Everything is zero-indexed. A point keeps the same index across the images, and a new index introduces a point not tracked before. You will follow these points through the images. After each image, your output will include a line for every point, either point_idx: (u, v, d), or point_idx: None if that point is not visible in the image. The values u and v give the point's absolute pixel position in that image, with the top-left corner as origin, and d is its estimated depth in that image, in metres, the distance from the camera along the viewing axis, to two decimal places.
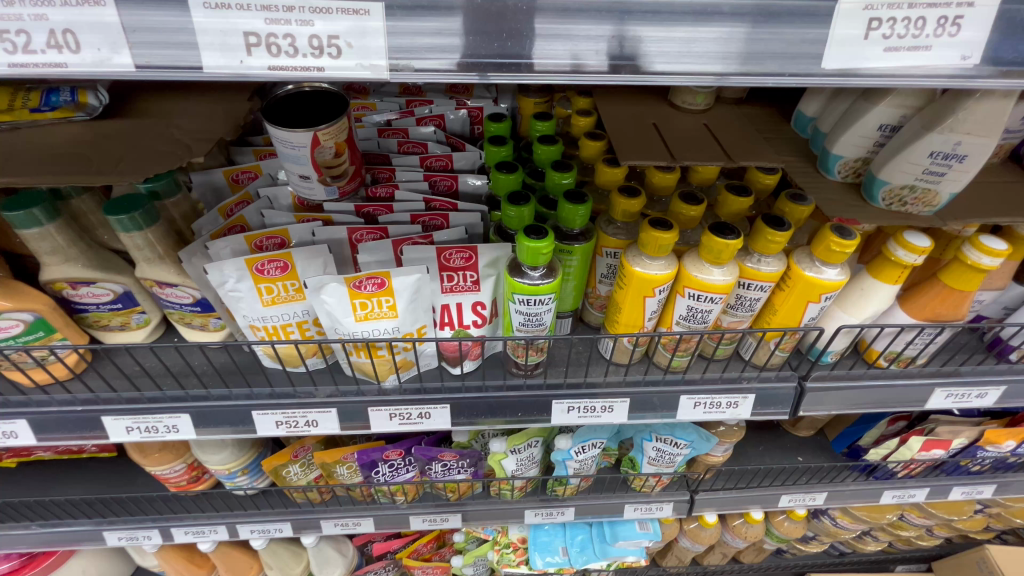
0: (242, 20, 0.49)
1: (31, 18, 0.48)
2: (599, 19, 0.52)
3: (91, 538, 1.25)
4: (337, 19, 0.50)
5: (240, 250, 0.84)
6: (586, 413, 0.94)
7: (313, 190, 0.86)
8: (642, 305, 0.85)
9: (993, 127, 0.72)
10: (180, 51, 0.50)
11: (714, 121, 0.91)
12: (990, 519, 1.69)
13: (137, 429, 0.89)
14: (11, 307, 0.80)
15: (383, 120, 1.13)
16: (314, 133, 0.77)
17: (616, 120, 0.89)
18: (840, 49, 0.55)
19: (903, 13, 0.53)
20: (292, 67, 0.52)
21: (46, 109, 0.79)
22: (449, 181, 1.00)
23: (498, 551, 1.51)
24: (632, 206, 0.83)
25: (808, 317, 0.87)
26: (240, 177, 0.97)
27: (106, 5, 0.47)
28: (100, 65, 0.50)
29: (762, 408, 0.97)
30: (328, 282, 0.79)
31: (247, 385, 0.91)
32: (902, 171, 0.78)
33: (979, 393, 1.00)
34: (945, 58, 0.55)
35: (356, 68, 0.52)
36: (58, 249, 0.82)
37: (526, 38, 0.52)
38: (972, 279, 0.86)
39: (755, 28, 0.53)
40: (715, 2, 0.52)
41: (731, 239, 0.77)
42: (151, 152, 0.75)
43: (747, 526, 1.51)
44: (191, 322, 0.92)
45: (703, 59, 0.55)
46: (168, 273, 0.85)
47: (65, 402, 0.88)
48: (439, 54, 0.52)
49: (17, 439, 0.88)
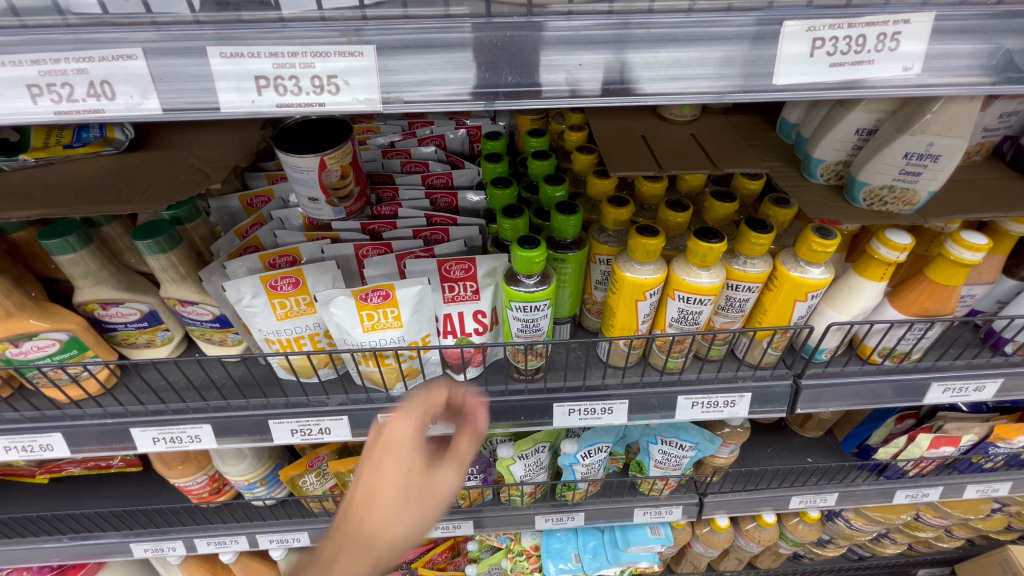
0: (254, 65, 0.55)
1: (74, 72, 0.54)
2: (567, 50, 0.57)
3: (120, 550, 1.30)
4: (334, 60, 0.55)
5: (255, 268, 0.90)
6: (586, 415, 0.98)
7: (322, 211, 0.93)
8: (635, 309, 0.89)
9: (963, 128, 0.76)
10: (199, 95, 0.56)
11: (701, 130, 0.95)
12: (1011, 519, 1.66)
13: (162, 439, 0.95)
14: (49, 327, 0.87)
15: (387, 142, 1.20)
16: (321, 158, 0.83)
17: (606, 134, 0.94)
18: (789, 67, 0.59)
19: (845, 32, 0.57)
20: (296, 104, 0.57)
21: (78, 144, 0.87)
22: (449, 198, 1.06)
23: (511, 559, 1.54)
24: (621, 215, 0.87)
25: (798, 316, 0.90)
26: (254, 201, 1.04)
27: (138, 57, 0.54)
28: (133, 110, 0.56)
29: (759, 407, 1.00)
30: (336, 295, 0.85)
31: (263, 396, 0.96)
32: (880, 173, 0.81)
33: (977, 386, 1.02)
34: (889, 70, 0.59)
35: (354, 102, 0.57)
36: (90, 273, 0.89)
37: (502, 69, 0.57)
38: (956, 274, 0.88)
39: (714, 52, 0.58)
40: (672, 30, 0.56)
41: (715, 243, 0.80)
42: (172, 182, 0.81)
43: (761, 530, 1.51)
44: (210, 337, 0.98)
45: (666, 81, 0.59)
46: (190, 292, 0.91)
47: (97, 415, 0.94)
48: (422, 86, 0.57)
49: (53, 452, 0.95)
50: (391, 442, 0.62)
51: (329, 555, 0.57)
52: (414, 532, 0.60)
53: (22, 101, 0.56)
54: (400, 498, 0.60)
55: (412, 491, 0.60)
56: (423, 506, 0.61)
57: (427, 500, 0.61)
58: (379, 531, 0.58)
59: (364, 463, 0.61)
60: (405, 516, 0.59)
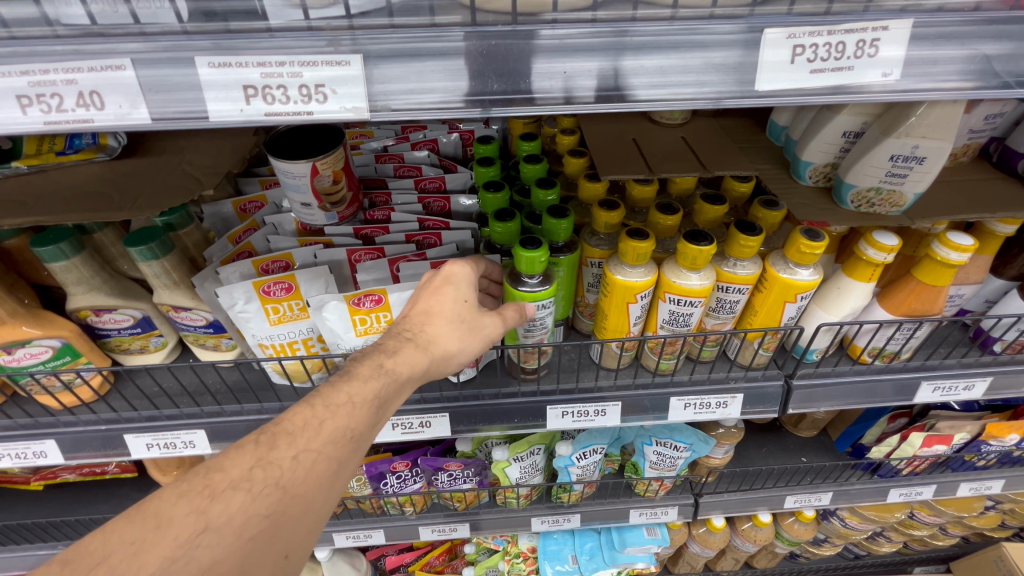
0: (242, 74, 0.55)
1: (63, 83, 0.54)
2: (552, 58, 0.57)
3: None
4: (322, 69, 0.56)
5: (248, 274, 0.90)
6: (579, 417, 0.99)
7: (314, 216, 0.93)
8: (626, 311, 0.89)
9: (947, 131, 0.77)
10: (187, 104, 0.56)
11: (691, 133, 0.96)
12: (1004, 516, 1.67)
13: (156, 445, 0.95)
14: (41, 335, 0.87)
15: (380, 147, 1.20)
16: (313, 164, 0.84)
17: (597, 138, 0.95)
18: (771, 74, 0.59)
19: (825, 39, 0.58)
20: (284, 112, 0.58)
21: (70, 152, 0.87)
22: (442, 202, 1.06)
23: (508, 561, 1.54)
24: (612, 219, 0.88)
25: (788, 317, 0.91)
26: (248, 207, 1.04)
27: (126, 68, 0.54)
28: (122, 119, 0.56)
29: (752, 408, 1.01)
30: (329, 300, 0.85)
31: (257, 401, 0.96)
32: (867, 175, 0.82)
33: (966, 385, 1.02)
34: (869, 76, 0.60)
35: (341, 110, 0.58)
36: (83, 280, 0.89)
37: (488, 77, 0.57)
38: (943, 274, 0.89)
39: (698, 60, 0.58)
40: (656, 38, 0.57)
41: (704, 245, 0.81)
42: (165, 188, 0.82)
43: (757, 529, 1.53)
44: (204, 342, 0.98)
45: (651, 87, 0.60)
46: (184, 298, 0.91)
47: (91, 421, 0.94)
48: (409, 95, 0.58)
49: (47, 458, 0.95)
50: (452, 276, 0.75)
51: (398, 343, 0.67)
52: (464, 353, 0.73)
53: (11, 111, 0.56)
54: (457, 316, 0.72)
55: (464, 317, 0.72)
56: (473, 338, 0.73)
57: (477, 334, 0.73)
58: (439, 339, 0.70)
59: (427, 287, 0.74)
60: (457, 333, 0.72)
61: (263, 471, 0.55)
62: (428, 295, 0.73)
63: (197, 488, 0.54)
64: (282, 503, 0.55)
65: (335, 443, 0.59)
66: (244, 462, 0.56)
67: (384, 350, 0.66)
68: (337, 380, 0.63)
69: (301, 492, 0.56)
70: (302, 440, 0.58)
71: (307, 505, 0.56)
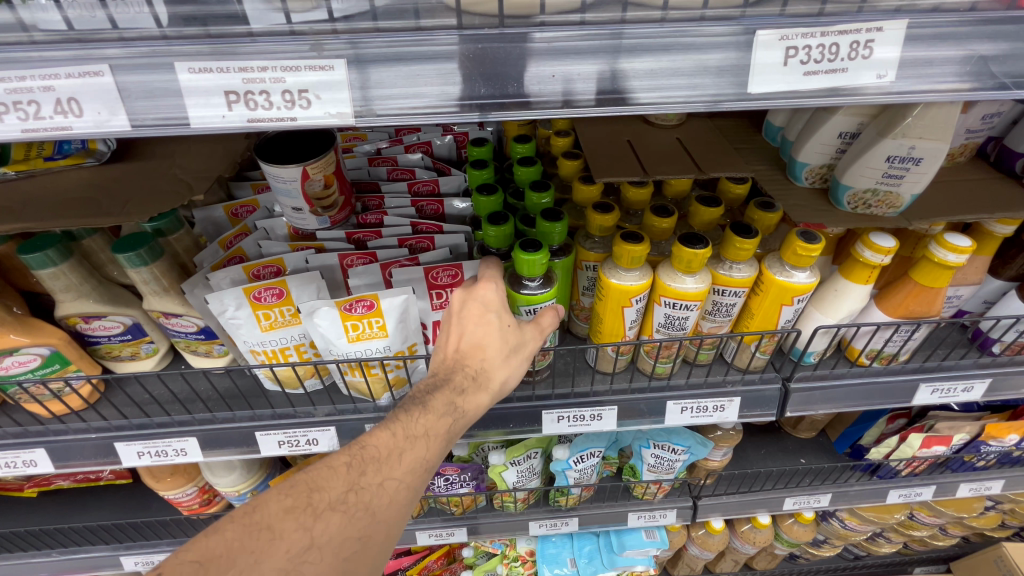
0: (223, 80, 0.54)
1: (41, 90, 0.53)
2: (541, 61, 0.56)
3: (109, 564, 1.30)
4: (305, 74, 0.55)
5: (239, 279, 0.89)
6: (576, 421, 0.98)
7: (306, 221, 0.92)
8: (622, 315, 0.88)
9: (945, 132, 0.76)
10: (169, 110, 0.55)
11: (687, 135, 0.95)
12: (1004, 516, 1.66)
13: (148, 453, 0.94)
14: (29, 343, 0.86)
15: (373, 149, 1.19)
16: (303, 168, 0.83)
17: (591, 140, 0.94)
18: (763, 76, 0.58)
19: (818, 41, 0.57)
20: (267, 118, 0.57)
21: (59, 157, 0.86)
22: (435, 205, 1.05)
23: (507, 565, 1.53)
24: (606, 222, 0.87)
25: (785, 320, 0.90)
26: (239, 211, 1.03)
27: (105, 73, 0.53)
28: (102, 126, 0.55)
29: (749, 411, 1.00)
30: (320, 306, 0.84)
31: (249, 408, 0.95)
32: (863, 176, 0.81)
33: (965, 386, 1.02)
34: (864, 77, 0.59)
35: (326, 115, 0.57)
36: (71, 286, 0.88)
37: (476, 81, 0.56)
38: (940, 276, 0.88)
39: (689, 62, 0.57)
40: (646, 40, 0.56)
41: (699, 248, 0.80)
42: (154, 193, 0.81)
43: (756, 531, 1.52)
44: (195, 349, 0.97)
45: (642, 90, 0.59)
46: (174, 304, 0.90)
47: (81, 430, 0.93)
48: (396, 100, 0.57)
49: (37, 467, 0.94)
50: (492, 302, 0.69)
51: (458, 381, 0.66)
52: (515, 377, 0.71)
53: None
54: (508, 345, 0.69)
55: (515, 345, 0.70)
56: (524, 364, 0.71)
57: (527, 358, 0.71)
58: (495, 372, 0.68)
59: (469, 313, 0.69)
60: (510, 363, 0.69)
61: (357, 494, 0.60)
62: (473, 325, 0.68)
63: (301, 504, 0.58)
64: (374, 527, 0.60)
65: (413, 475, 0.63)
66: (340, 485, 0.60)
67: (451, 386, 0.65)
68: (411, 413, 0.64)
69: (390, 516, 0.61)
70: (387, 468, 0.61)
71: (390, 529, 0.61)
